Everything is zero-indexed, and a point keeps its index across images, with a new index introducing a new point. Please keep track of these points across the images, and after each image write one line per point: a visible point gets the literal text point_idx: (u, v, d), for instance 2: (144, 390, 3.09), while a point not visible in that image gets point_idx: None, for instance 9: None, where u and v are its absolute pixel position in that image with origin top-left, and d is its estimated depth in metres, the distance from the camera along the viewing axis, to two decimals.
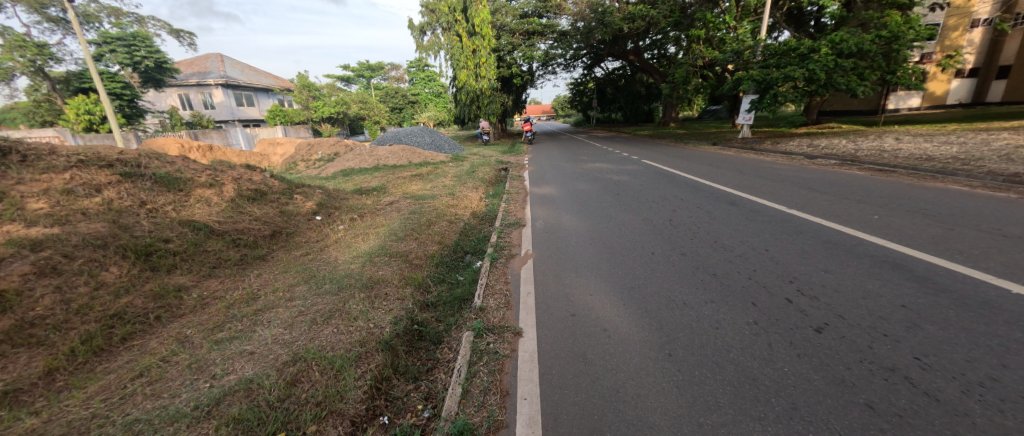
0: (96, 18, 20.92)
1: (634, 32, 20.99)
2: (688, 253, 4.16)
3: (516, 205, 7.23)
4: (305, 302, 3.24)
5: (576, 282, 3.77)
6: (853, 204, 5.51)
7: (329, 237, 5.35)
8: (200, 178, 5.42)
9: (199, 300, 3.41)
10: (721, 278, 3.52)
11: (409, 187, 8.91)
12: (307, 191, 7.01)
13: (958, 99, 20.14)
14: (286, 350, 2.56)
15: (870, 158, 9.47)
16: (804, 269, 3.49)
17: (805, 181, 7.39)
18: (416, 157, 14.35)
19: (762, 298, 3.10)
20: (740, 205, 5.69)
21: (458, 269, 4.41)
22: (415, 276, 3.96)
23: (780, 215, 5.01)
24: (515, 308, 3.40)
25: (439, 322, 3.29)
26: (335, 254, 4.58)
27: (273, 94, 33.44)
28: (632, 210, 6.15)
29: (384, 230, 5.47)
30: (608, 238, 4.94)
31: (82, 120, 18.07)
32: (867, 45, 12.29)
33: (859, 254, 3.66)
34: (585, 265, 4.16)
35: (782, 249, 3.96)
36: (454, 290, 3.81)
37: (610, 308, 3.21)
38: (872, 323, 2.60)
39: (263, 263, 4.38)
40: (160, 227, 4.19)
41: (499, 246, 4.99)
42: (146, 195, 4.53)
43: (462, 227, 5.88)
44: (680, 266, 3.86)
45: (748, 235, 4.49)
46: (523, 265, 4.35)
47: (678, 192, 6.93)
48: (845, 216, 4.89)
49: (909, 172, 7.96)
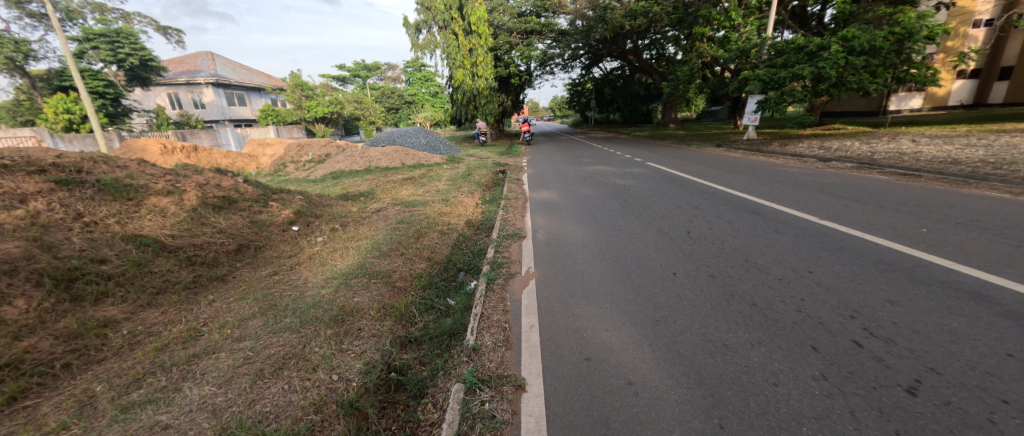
0: (79, 13, 20.15)
1: (635, 30, 20.46)
2: (717, 275, 3.59)
3: (514, 213, 6.62)
4: (257, 344, 2.61)
5: (588, 312, 3.18)
6: (892, 213, 4.94)
7: (303, 252, 4.72)
8: (157, 185, 4.79)
9: (127, 339, 2.78)
10: (762, 308, 2.95)
11: (399, 191, 8.26)
12: (285, 198, 6.37)
13: (960, 100, 19.73)
14: (213, 423, 1.97)
15: (889, 161, 8.92)
16: (865, 299, 2.90)
17: (828, 187, 6.81)
18: (409, 158, 13.72)
19: (822, 339, 2.50)
20: (766, 215, 5.11)
21: (449, 293, 3.80)
22: (396, 304, 3.33)
23: (815, 228, 4.44)
24: (516, 348, 2.79)
25: (424, 366, 2.68)
26: (307, 274, 3.94)
27: (265, 94, 32.69)
28: (643, 220, 5.55)
29: (367, 244, 4.82)
30: (620, 253, 4.36)
31: (61, 120, 17.12)
32: (880, 42, 11.80)
33: (925, 279, 3.08)
34: (597, 289, 3.55)
35: (830, 272, 3.36)
36: (443, 321, 3.21)
37: (633, 350, 2.63)
38: (979, 383, 2.02)
39: (222, 286, 3.76)
40: (95, 245, 3.56)
41: (496, 262, 4.38)
42: (85, 206, 3.90)
43: (455, 238, 5.27)
44: (711, 293, 3.27)
45: (783, 252, 3.90)
46: (524, 288, 3.74)
47: (691, 199, 6.35)
48: (889, 229, 4.31)
49: (936, 176, 7.41)
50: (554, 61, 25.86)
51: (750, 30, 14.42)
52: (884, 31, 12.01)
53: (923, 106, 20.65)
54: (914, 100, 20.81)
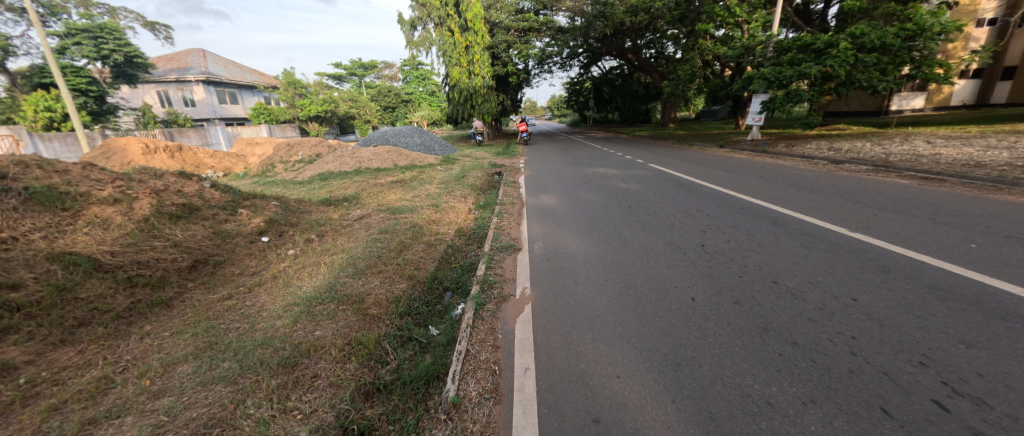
0: (62, 8, 19.40)
1: (636, 26, 19.92)
2: (744, 301, 3.05)
3: (510, 220, 6.08)
4: (176, 404, 2.09)
5: (595, 350, 2.65)
6: (929, 225, 4.42)
7: (268, 269, 4.15)
8: (102, 192, 4.23)
9: (21, 392, 2.25)
10: (807, 348, 2.42)
11: (387, 196, 7.69)
12: (258, 205, 5.81)
13: (961, 100, 19.25)
14: None
15: (907, 164, 8.41)
16: (933, 340, 2.37)
17: (847, 192, 6.32)
18: (402, 158, 13.14)
19: (893, 398, 1.98)
20: (788, 226, 4.59)
21: (430, 319, 3.27)
22: (365, 340, 2.77)
23: (848, 243, 3.92)
24: (508, 401, 2.27)
25: (392, 425, 2.15)
26: (265, 299, 3.38)
27: (258, 91, 31.98)
28: (650, 230, 5.01)
29: (342, 260, 4.26)
30: (628, 271, 3.83)
31: (40, 117, 16.25)
32: (891, 38, 11.25)
33: (1000, 313, 2.56)
34: (603, 318, 3.02)
35: (881, 302, 2.83)
36: (419, 361, 2.67)
37: (652, 408, 2.11)
38: None
39: (164, 314, 3.22)
40: (9, 267, 3.01)
41: (488, 282, 3.82)
42: (3, 219, 3.34)
43: (443, 251, 4.72)
44: (740, 327, 2.73)
45: (817, 273, 3.39)
46: (517, 314, 3.22)
47: (701, 206, 5.84)
48: (931, 244, 3.80)
49: (962, 180, 6.89)
50: (552, 60, 25.32)
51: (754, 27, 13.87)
52: (894, 27, 11.48)
53: (925, 106, 20.19)
54: (916, 100, 20.31)
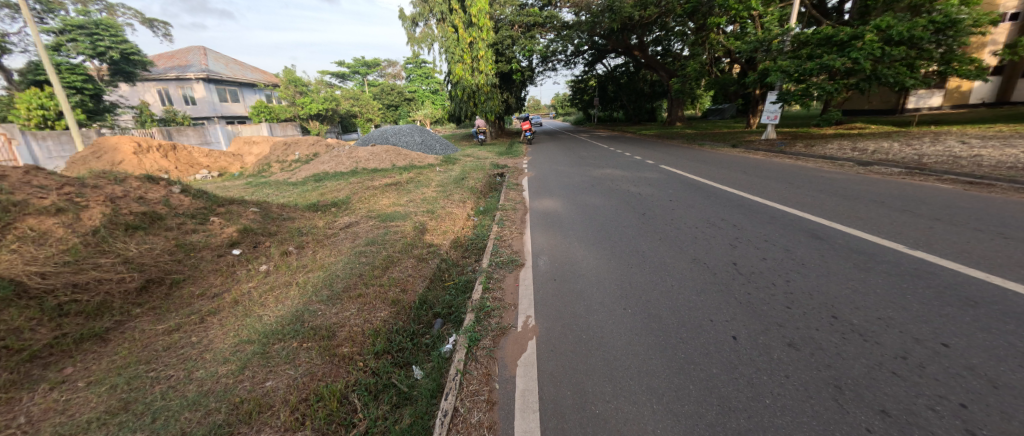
0: (58, 5, 18.96)
1: (644, 22, 19.24)
2: (801, 344, 2.45)
3: (511, 229, 5.46)
4: None
5: (619, 414, 2.05)
6: (999, 240, 3.78)
7: (231, 290, 3.58)
8: (43, 201, 3.68)
9: None
10: (902, 421, 1.83)
11: (380, 200, 7.13)
12: (233, 212, 5.26)
13: (981, 98, 18.33)
14: None
15: (943, 166, 7.73)
16: None
17: (887, 198, 5.67)
18: (401, 158, 12.61)
19: None
20: (833, 240, 3.98)
21: (415, 358, 2.69)
22: (327, 393, 2.20)
23: (913, 265, 3.30)
24: None
25: None
26: (215, 334, 2.81)
27: (258, 90, 31.48)
28: (670, 244, 4.39)
29: (317, 279, 3.69)
30: (649, 297, 3.24)
31: (33, 115, 15.62)
32: (920, 30, 10.44)
33: None
34: (624, 366, 2.41)
35: (979, 350, 2.23)
36: (392, 425, 2.09)
37: None
38: None
39: (94, 351, 2.69)
40: None
41: (485, 309, 3.21)
42: None
43: (436, 266, 4.15)
44: (804, 382, 2.13)
45: (883, 304, 2.79)
46: (519, 353, 2.64)
47: (726, 215, 5.23)
48: (1015, 267, 3.17)
49: (1011, 185, 6.23)
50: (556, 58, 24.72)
51: (770, 21, 12.91)
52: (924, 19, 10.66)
53: (942, 105, 19.25)
54: (933, 97, 19.41)
